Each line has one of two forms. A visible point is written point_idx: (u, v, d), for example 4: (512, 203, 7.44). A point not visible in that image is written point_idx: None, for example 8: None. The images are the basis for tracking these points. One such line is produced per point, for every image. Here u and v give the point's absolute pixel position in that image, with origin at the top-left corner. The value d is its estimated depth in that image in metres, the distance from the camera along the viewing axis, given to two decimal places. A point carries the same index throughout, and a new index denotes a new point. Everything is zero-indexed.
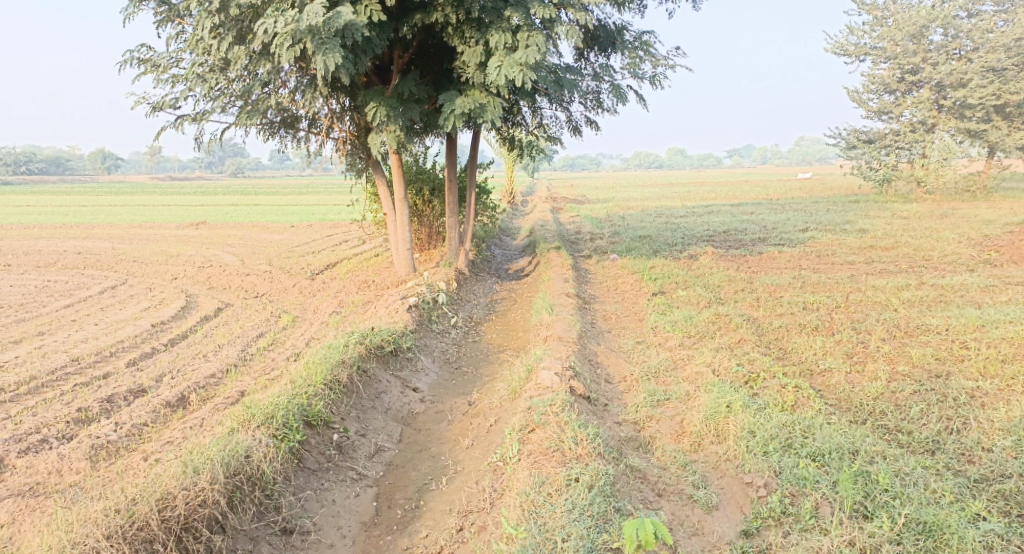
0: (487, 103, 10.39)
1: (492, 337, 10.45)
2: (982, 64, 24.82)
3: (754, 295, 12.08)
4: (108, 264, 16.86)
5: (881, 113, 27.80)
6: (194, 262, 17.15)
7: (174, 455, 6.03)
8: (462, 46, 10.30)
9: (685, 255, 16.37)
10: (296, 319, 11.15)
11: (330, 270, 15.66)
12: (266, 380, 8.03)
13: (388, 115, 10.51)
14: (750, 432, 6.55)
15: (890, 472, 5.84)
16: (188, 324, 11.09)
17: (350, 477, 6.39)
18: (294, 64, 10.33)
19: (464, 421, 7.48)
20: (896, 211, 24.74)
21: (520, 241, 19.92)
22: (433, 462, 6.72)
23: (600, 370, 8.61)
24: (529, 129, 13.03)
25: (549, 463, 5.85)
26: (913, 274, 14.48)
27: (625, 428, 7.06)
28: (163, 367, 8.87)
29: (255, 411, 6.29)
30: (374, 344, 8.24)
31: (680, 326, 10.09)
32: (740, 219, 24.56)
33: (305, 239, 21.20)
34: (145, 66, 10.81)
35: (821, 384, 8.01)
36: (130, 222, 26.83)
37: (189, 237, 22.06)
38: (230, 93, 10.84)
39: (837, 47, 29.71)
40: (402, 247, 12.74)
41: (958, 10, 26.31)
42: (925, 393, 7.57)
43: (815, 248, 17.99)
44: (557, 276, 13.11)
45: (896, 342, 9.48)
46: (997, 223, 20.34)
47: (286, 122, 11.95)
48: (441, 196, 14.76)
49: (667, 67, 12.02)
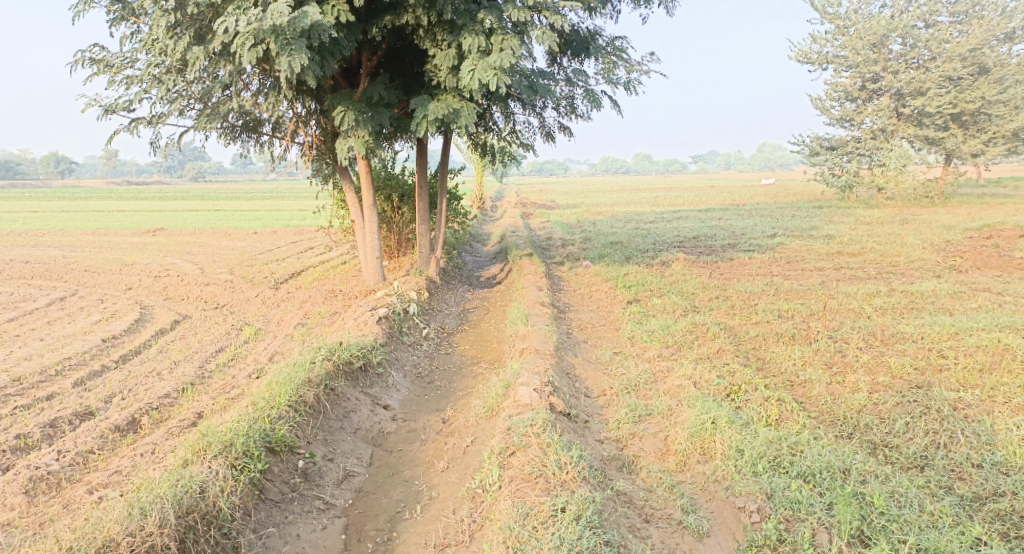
0: (460, 108, 10.06)
1: (466, 349, 10.09)
2: (940, 73, 25.20)
3: (729, 303, 11.91)
4: (57, 274, 16.11)
5: (843, 121, 28.15)
6: (150, 271, 16.50)
7: (120, 491, 5.56)
8: (433, 49, 9.95)
9: (657, 261, 16.20)
10: (258, 332, 10.67)
11: (295, 279, 15.14)
12: (225, 400, 7.58)
13: (357, 119, 10.11)
14: (738, 450, 6.31)
15: (885, 494, 5.68)
16: (142, 338, 10.54)
17: (316, 507, 5.97)
18: (256, 65, 9.90)
19: (438, 441, 7.11)
20: (859, 217, 25.02)
21: (490, 248, 19.56)
22: (405, 488, 6.34)
23: (578, 383, 8.31)
24: (501, 134, 12.71)
25: (532, 491, 5.53)
26: (883, 280, 14.50)
27: (607, 447, 6.77)
28: (113, 387, 8.35)
29: (212, 438, 5.84)
30: (342, 360, 7.82)
31: (657, 336, 9.85)
32: (708, 224, 24.58)
33: (269, 245, 20.60)
34: (97, 66, 10.24)
35: (803, 396, 7.82)
36: (83, 229, 25.84)
37: (146, 244, 21.28)
38: (188, 95, 10.33)
39: (800, 55, 30.07)
40: (371, 256, 12.30)
41: (916, 20, 26.73)
42: (909, 405, 7.38)
43: (784, 254, 17.98)
44: (530, 284, 12.81)
45: (874, 351, 9.34)
46: (957, 228, 20.65)
47: (248, 125, 11.47)
48: (410, 203, 14.36)
49: (641, 73, 11.82)
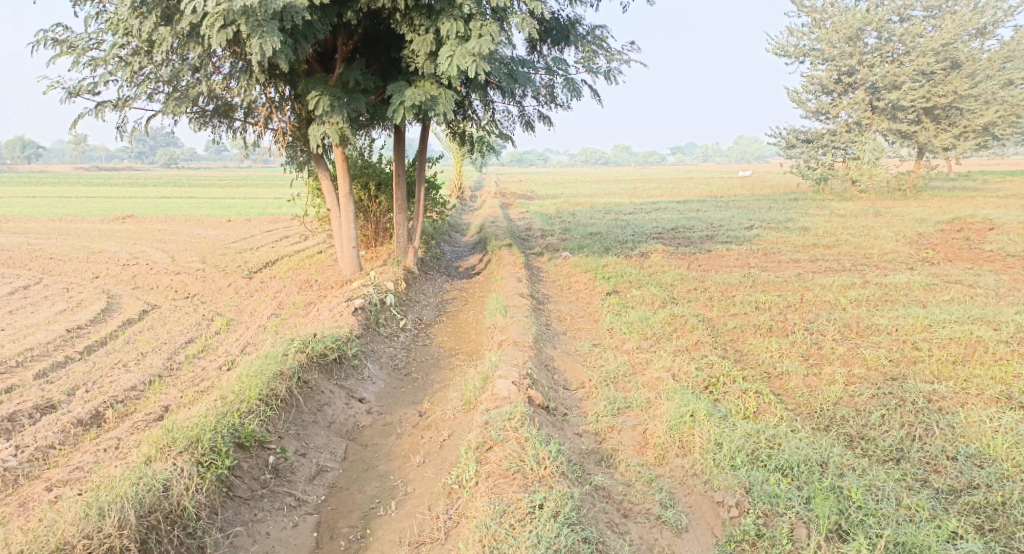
0: (438, 95, 9.89)
1: (443, 340, 9.96)
2: (914, 67, 25.39)
3: (707, 295, 11.89)
4: (22, 261, 15.70)
5: (819, 113, 28.33)
6: (119, 259, 16.14)
7: (79, 490, 5.36)
8: (410, 34, 9.74)
9: (635, 252, 16.15)
10: (230, 323, 10.43)
11: (269, 268, 14.89)
12: (194, 393, 7.39)
13: (332, 105, 9.91)
14: (716, 444, 6.28)
15: (862, 487, 5.68)
16: (108, 328, 10.27)
17: (287, 504, 5.83)
18: (227, 48, 9.65)
19: (414, 434, 7.00)
20: (834, 209, 25.24)
21: (469, 238, 19.42)
22: (380, 483, 6.22)
23: (556, 375, 8.23)
24: (480, 123, 12.55)
25: (509, 488, 5.43)
26: (857, 273, 14.59)
27: (586, 440, 6.70)
28: (78, 379, 8.13)
29: (177, 434, 5.66)
30: (316, 352, 7.65)
31: (636, 327, 9.80)
32: (686, 216, 24.63)
33: (243, 234, 20.26)
34: (60, 47, 9.89)
35: (780, 388, 7.81)
36: (50, 215, 25.22)
37: (115, 232, 20.83)
38: (156, 79, 10.05)
39: (778, 48, 30.20)
40: (347, 245, 12.10)
41: (891, 14, 26.88)
42: (884, 397, 7.38)
43: (760, 246, 18.04)
44: (509, 275, 12.69)
45: (850, 343, 9.37)
46: (929, 221, 20.87)
47: (219, 110, 11.18)
48: (387, 192, 14.15)
49: (622, 62, 11.72)
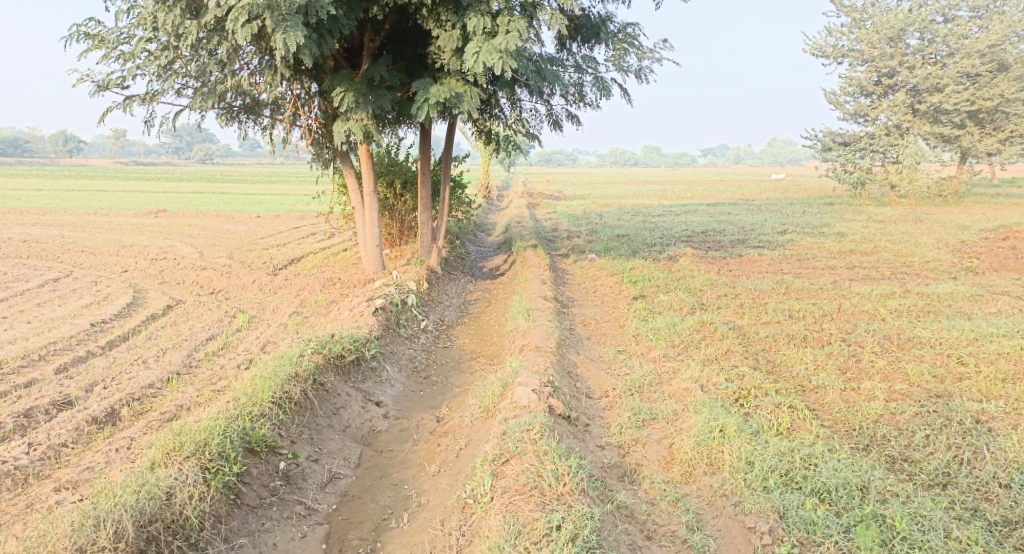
0: (464, 92, 9.65)
1: (464, 343, 9.71)
2: (958, 69, 24.54)
3: (738, 301, 11.49)
4: (53, 254, 15.83)
5: (857, 116, 27.55)
6: (149, 253, 16.18)
7: (82, 496, 5.20)
8: (436, 30, 9.52)
9: (665, 256, 15.77)
10: (252, 320, 10.30)
11: (294, 265, 14.78)
12: (210, 393, 7.24)
13: (357, 101, 9.71)
14: (747, 463, 5.96)
15: (907, 516, 5.32)
16: (132, 323, 10.20)
17: (297, 513, 5.62)
18: (253, 43, 9.52)
19: (431, 442, 6.76)
20: (871, 215, 24.52)
21: (495, 238, 19.17)
22: (394, 492, 5.99)
23: (580, 383, 7.93)
24: (507, 122, 12.30)
25: (526, 506, 5.15)
26: (897, 281, 14.03)
27: (609, 453, 6.40)
28: (96, 375, 8.04)
29: (184, 437, 5.50)
30: (334, 353, 7.45)
31: (663, 334, 9.46)
32: (716, 219, 24.11)
33: (271, 230, 20.26)
34: (91, 41, 9.83)
35: (816, 403, 7.41)
36: (84, 209, 25.52)
37: (146, 226, 20.98)
38: (184, 74, 9.95)
39: (815, 48, 29.49)
40: (370, 244, 11.92)
41: (934, 14, 26.04)
42: (929, 416, 6.96)
43: (794, 251, 17.50)
44: (533, 277, 12.41)
45: (890, 357, 8.92)
46: (972, 228, 20.11)
47: (247, 106, 11.07)
48: (413, 190, 13.95)
49: (654, 61, 11.38)
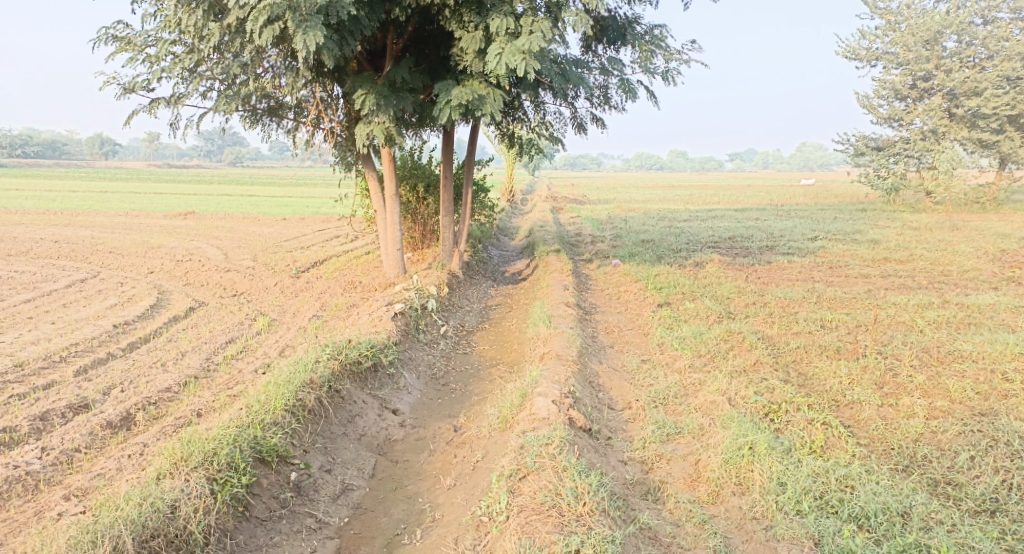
0: (486, 94, 9.44)
1: (485, 349, 9.51)
2: (998, 73, 23.79)
3: (767, 310, 11.14)
4: (82, 255, 15.94)
5: (891, 120, 26.90)
6: (175, 255, 16.22)
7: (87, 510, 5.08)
8: (459, 31, 9.35)
9: (691, 262, 15.44)
10: (272, 323, 10.18)
11: (317, 268, 14.71)
12: (225, 398, 7.11)
13: (379, 103, 9.56)
14: (779, 484, 5.69)
15: (954, 547, 4.99)
16: (154, 325, 10.15)
17: (307, 526, 5.45)
18: (276, 44, 9.42)
19: (447, 452, 6.55)
20: (906, 221, 23.92)
21: (518, 242, 18.97)
22: (407, 505, 5.79)
23: (602, 394, 7.68)
24: (531, 126, 12.09)
25: (544, 527, 4.90)
26: (934, 291, 13.54)
27: (631, 469, 6.16)
28: (115, 377, 7.96)
29: (193, 447, 5.37)
30: (350, 359, 7.27)
31: (688, 344, 9.16)
32: (745, 224, 23.68)
33: (296, 232, 20.27)
34: (119, 44, 9.77)
35: (851, 419, 7.08)
36: (116, 210, 25.86)
37: (175, 227, 21.12)
38: (209, 76, 9.85)
39: (848, 51, 28.92)
40: (392, 247, 11.75)
41: (973, 17, 25.34)
42: (972, 435, 6.60)
43: (825, 258, 17.03)
44: (556, 282, 12.16)
45: (929, 371, 8.53)
46: (1013, 237, 19.44)
47: (270, 109, 10.97)
48: (436, 193, 13.79)
49: (681, 62, 11.10)
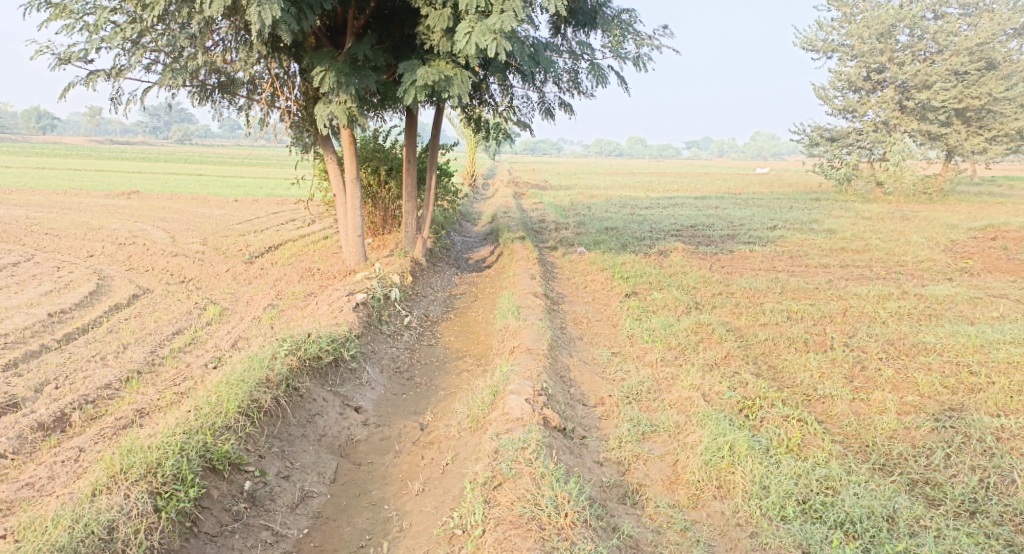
0: (453, 75, 9.00)
1: (450, 341, 9.15)
2: (947, 66, 24.15)
3: (733, 300, 11.01)
4: (16, 237, 14.96)
5: (846, 111, 27.16)
6: (117, 237, 15.37)
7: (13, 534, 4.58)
8: (426, 8, 8.88)
9: (655, 250, 15.27)
10: (224, 313, 9.64)
11: (271, 253, 14.08)
12: (171, 395, 6.62)
13: (338, 82, 9.05)
14: (762, 488, 5.53)
15: None
16: (93, 314, 9.49)
17: (262, 541, 5.09)
18: (227, 16, 8.80)
19: (414, 454, 6.20)
20: (859, 211, 24.19)
21: (480, 228, 18.55)
22: (372, 514, 5.45)
23: (573, 389, 7.40)
24: (497, 109, 11.67)
25: (522, 542, 4.62)
26: (893, 282, 13.61)
27: (607, 471, 5.91)
28: (49, 372, 7.36)
29: (135, 457, 4.94)
30: (309, 355, 6.82)
31: (658, 336, 8.95)
32: (705, 213, 23.68)
33: (249, 215, 19.47)
34: (53, 10, 9.02)
35: (824, 415, 6.95)
36: (54, 188, 24.51)
37: (118, 208, 20.07)
38: (153, 49, 9.18)
39: (805, 42, 29.10)
40: (352, 233, 11.25)
41: (925, 11, 25.65)
42: (946, 432, 6.50)
43: (785, 248, 17.07)
44: (522, 271, 11.82)
45: (896, 364, 8.46)
46: (961, 228, 19.82)
47: (221, 85, 10.29)
48: (398, 177, 13.29)
49: (652, 48, 10.83)
